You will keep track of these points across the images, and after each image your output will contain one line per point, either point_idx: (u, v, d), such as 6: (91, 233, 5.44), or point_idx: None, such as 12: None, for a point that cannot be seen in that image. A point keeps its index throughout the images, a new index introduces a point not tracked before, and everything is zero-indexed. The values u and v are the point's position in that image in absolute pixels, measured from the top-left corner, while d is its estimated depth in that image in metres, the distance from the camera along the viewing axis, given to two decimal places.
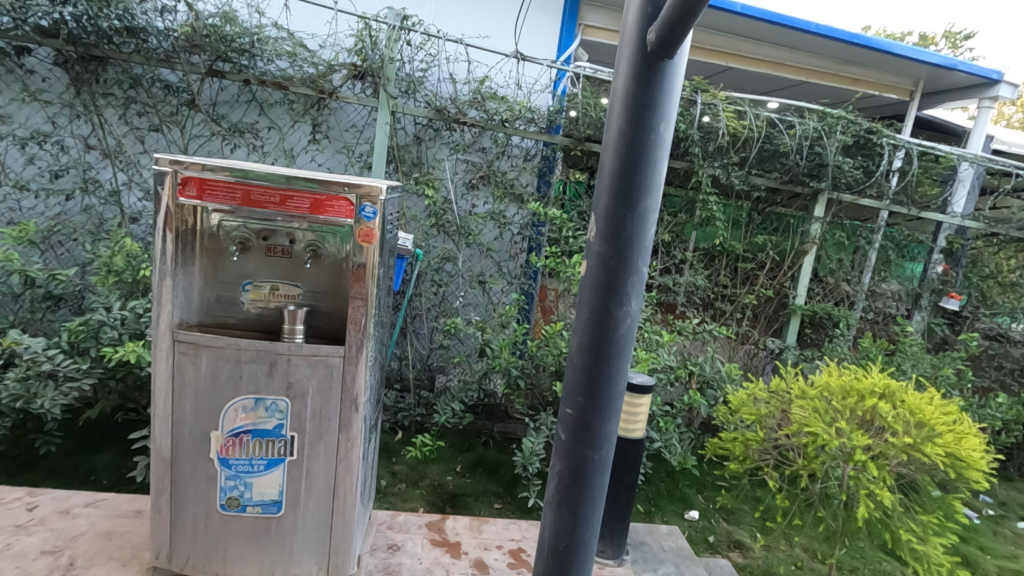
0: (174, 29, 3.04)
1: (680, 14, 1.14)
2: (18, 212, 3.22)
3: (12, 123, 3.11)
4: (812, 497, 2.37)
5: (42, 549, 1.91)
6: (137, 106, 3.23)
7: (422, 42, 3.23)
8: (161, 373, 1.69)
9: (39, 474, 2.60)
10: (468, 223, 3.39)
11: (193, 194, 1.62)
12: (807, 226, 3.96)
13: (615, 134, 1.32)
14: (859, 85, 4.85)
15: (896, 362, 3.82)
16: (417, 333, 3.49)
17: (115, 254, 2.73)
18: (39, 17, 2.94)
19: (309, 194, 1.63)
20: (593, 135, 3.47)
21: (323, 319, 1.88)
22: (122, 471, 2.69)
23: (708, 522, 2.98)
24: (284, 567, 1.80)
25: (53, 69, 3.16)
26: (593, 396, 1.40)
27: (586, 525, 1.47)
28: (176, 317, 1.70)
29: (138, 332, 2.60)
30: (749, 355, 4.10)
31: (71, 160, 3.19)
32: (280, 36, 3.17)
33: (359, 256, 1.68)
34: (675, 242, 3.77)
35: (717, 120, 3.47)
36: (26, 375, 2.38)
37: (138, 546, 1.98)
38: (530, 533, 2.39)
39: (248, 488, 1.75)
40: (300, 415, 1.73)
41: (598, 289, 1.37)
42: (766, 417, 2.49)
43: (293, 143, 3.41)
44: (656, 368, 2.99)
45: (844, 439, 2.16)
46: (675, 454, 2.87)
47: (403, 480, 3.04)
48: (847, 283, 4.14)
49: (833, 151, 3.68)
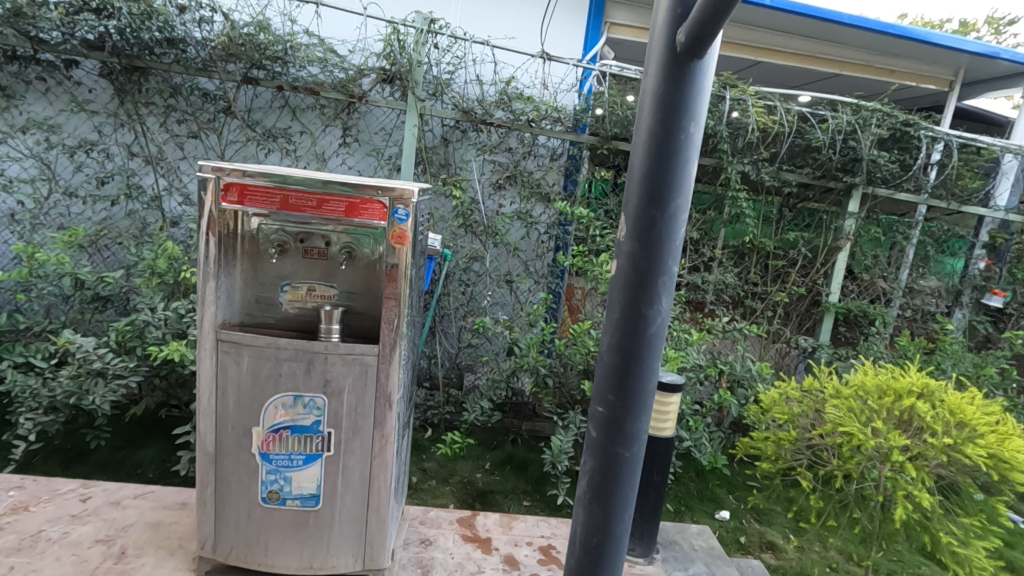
0: (211, 39, 3.14)
1: (711, 15, 1.15)
2: (68, 217, 3.36)
3: (62, 133, 3.27)
4: (847, 498, 2.32)
5: (95, 538, 2.01)
6: (177, 114, 3.35)
7: (448, 45, 3.28)
8: (206, 372, 1.76)
9: (90, 467, 2.74)
10: (496, 223, 3.42)
11: (234, 199, 1.68)
12: (841, 222, 3.87)
13: (645, 134, 1.33)
14: (895, 76, 4.71)
15: (936, 361, 3.72)
16: (445, 332, 3.52)
17: (157, 257, 2.84)
18: (85, 31, 3.08)
19: (344, 198, 1.68)
20: (620, 133, 3.45)
21: (358, 318, 1.93)
22: (166, 465, 2.81)
23: (739, 523, 2.94)
24: (322, 560, 1.86)
25: (99, 81, 3.31)
26: (624, 394, 1.42)
27: (617, 521, 1.48)
28: (219, 317, 1.77)
29: (180, 331, 2.70)
30: (780, 353, 4.05)
31: (116, 167, 3.33)
32: (311, 43, 3.24)
33: (392, 257, 1.73)
34: (704, 239, 3.72)
35: (746, 115, 3.42)
36: (77, 373, 2.51)
37: (184, 536, 2.07)
38: (560, 530, 2.40)
39: (288, 482, 1.81)
40: (336, 412, 1.79)
41: (629, 287, 1.38)
42: (799, 416, 2.45)
43: (324, 147, 3.48)
44: (686, 367, 2.97)
45: (881, 439, 2.12)
46: (705, 454, 2.86)
47: (433, 477, 3.09)
48: (883, 279, 4.05)
49: (868, 144, 3.59)
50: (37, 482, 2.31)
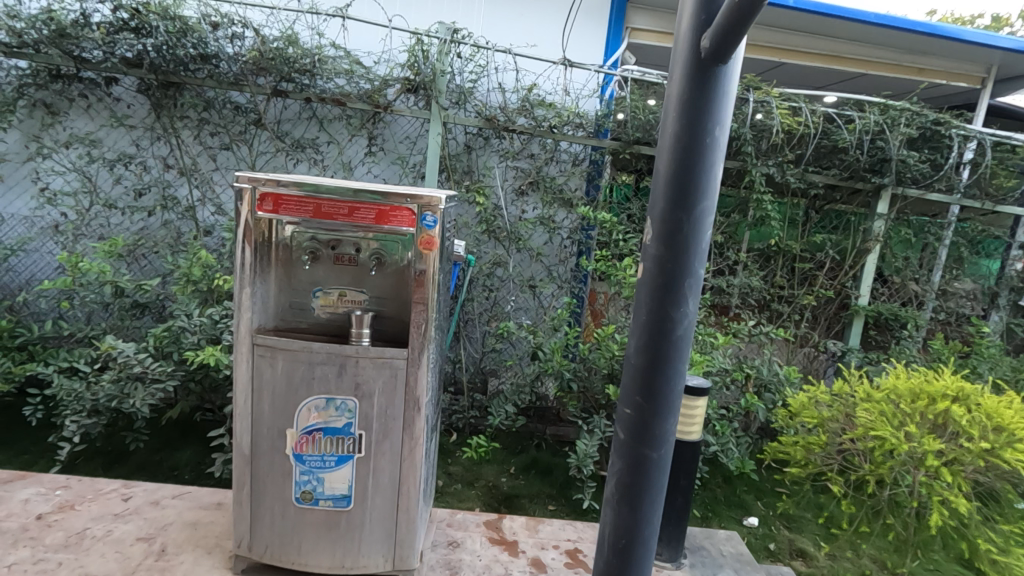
0: (242, 54, 3.24)
1: (735, 20, 1.17)
2: (108, 228, 3.49)
3: (102, 147, 3.42)
4: (880, 504, 2.28)
5: (137, 535, 2.09)
6: (210, 127, 3.47)
7: (471, 54, 3.33)
8: (242, 375, 1.82)
9: (130, 468, 2.84)
10: (519, 229, 3.45)
11: (269, 208, 1.74)
12: (870, 223, 3.80)
13: (670, 139, 1.35)
14: (924, 74, 4.61)
15: (971, 364, 3.63)
16: (469, 337, 3.54)
17: (192, 265, 2.94)
18: (125, 49, 3.23)
19: (374, 206, 1.73)
20: (642, 138, 3.45)
21: (387, 323, 1.97)
22: (201, 467, 2.89)
23: (769, 529, 2.90)
24: (354, 559, 1.90)
25: (137, 96, 3.45)
26: (651, 396, 1.43)
27: (646, 523, 1.49)
28: (255, 322, 1.83)
29: (214, 336, 2.79)
30: (808, 358, 3.99)
31: (153, 179, 3.47)
32: (338, 55, 3.32)
33: (420, 263, 1.77)
34: (728, 242, 3.70)
35: (770, 117, 3.39)
36: (119, 377, 2.62)
37: (220, 535, 2.13)
38: (587, 534, 2.41)
39: (320, 483, 1.86)
40: (367, 415, 1.83)
41: (656, 290, 1.39)
42: (829, 421, 2.41)
43: (351, 156, 3.55)
44: (711, 371, 2.94)
45: (914, 444, 2.09)
46: (733, 459, 2.83)
47: (459, 481, 3.12)
48: (916, 282, 3.95)
49: (897, 144, 3.53)
50: (81, 482, 2.40)
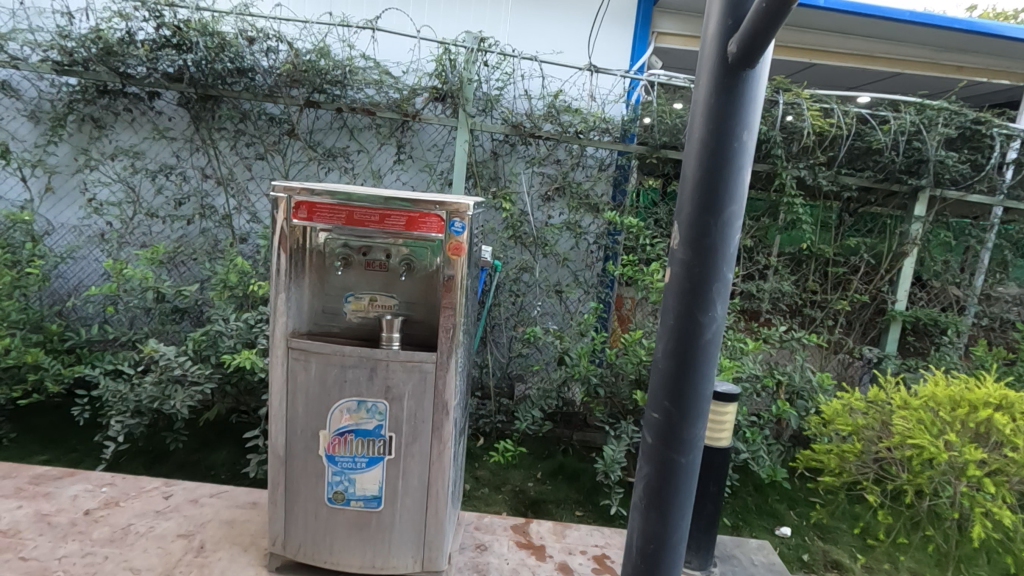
0: (276, 67, 3.33)
1: (763, 25, 1.17)
2: (150, 236, 3.64)
3: (145, 158, 3.57)
4: (919, 515, 2.22)
5: (177, 532, 2.16)
6: (246, 138, 3.58)
7: (498, 62, 3.37)
8: (277, 377, 1.88)
9: (169, 467, 2.95)
10: (545, 234, 3.46)
11: (304, 216, 1.80)
12: (906, 226, 3.71)
13: (697, 144, 1.35)
14: (963, 73, 4.47)
15: (1017, 372, 3.50)
16: (496, 342, 3.55)
17: (229, 271, 3.04)
18: (167, 65, 3.36)
19: (404, 213, 1.77)
20: (669, 142, 3.43)
21: (416, 327, 2.01)
22: (237, 467, 2.98)
23: (802, 540, 2.83)
24: (384, 560, 1.93)
25: (177, 110, 3.60)
26: (679, 400, 1.42)
27: (674, 528, 1.49)
28: (290, 326, 1.89)
29: (249, 341, 2.87)
30: (843, 364, 3.89)
31: (192, 189, 3.60)
32: (368, 66, 3.40)
33: (448, 268, 1.81)
34: (758, 247, 3.64)
35: (801, 119, 3.33)
36: (160, 379, 2.72)
37: (255, 534, 2.19)
38: (614, 540, 2.39)
39: (352, 483, 1.90)
40: (397, 417, 1.86)
41: (683, 294, 1.39)
42: (865, 428, 2.34)
43: (380, 164, 3.63)
44: (741, 377, 2.91)
45: (955, 453, 2.02)
46: (764, 466, 2.78)
47: (486, 485, 3.15)
48: (956, 286, 3.82)
49: (935, 145, 3.43)
50: (125, 479, 2.50)
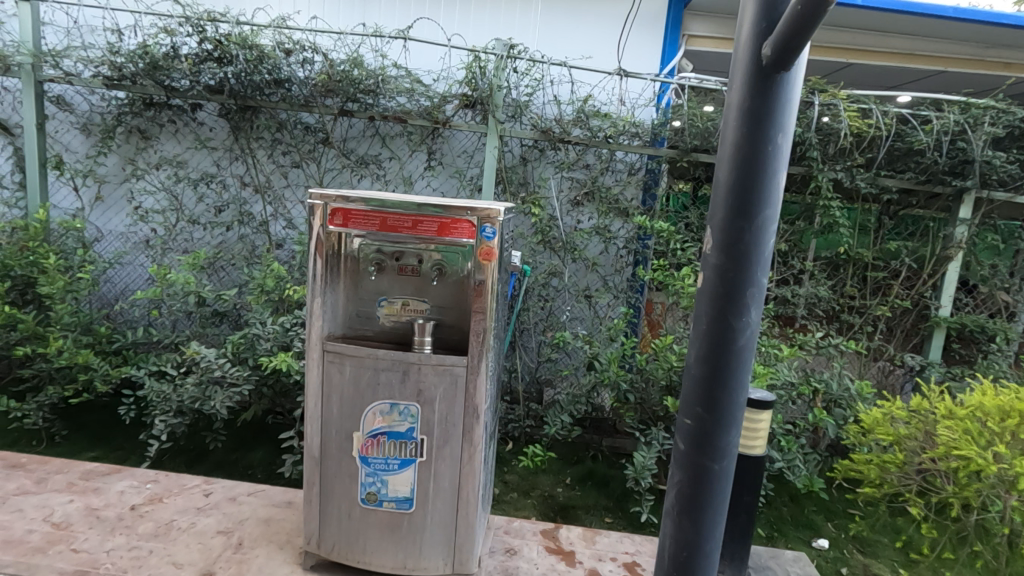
0: (312, 77, 3.42)
1: (797, 27, 1.16)
2: (191, 242, 3.77)
3: (187, 168, 3.72)
4: (966, 529, 2.15)
5: (217, 529, 2.23)
6: (282, 147, 3.69)
7: (527, 68, 3.38)
8: (313, 380, 1.93)
9: (209, 466, 3.04)
10: (574, 239, 3.47)
11: (339, 223, 1.85)
12: (951, 229, 3.58)
13: (730, 148, 1.34)
14: (1011, 69, 4.32)
15: None
16: (525, 346, 3.55)
17: (266, 276, 3.14)
18: (209, 77, 3.49)
19: (436, 219, 1.80)
20: (700, 145, 3.38)
21: (448, 331, 2.03)
22: (272, 467, 3.06)
23: (840, 553, 2.74)
24: (415, 561, 1.96)
25: (218, 121, 3.74)
26: (712, 407, 1.41)
27: (707, 537, 1.46)
28: (325, 329, 1.93)
29: (285, 344, 2.95)
30: (883, 372, 3.77)
31: (230, 197, 3.72)
32: (400, 74, 3.47)
33: (480, 273, 1.83)
34: (793, 251, 3.56)
35: (838, 120, 3.26)
36: (201, 381, 2.82)
37: (291, 532, 2.25)
38: (645, 548, 2.36)
39: (384, 485, 1.93)
40: (428, 420, 1.89)
41: (716, 299, 1.38)
42: (907, 438, 2.25)
43: (411, 170, 3.70)
44: (776, 384, 2.85)
45: (1004, 465, 1.93)
46: (800, 476, 2.71)
47: (515, 490, 3.15)
48: (1005, 291, 3.67)
49: (981, 145, 3.29)
50: (168, 477, 2.59)
